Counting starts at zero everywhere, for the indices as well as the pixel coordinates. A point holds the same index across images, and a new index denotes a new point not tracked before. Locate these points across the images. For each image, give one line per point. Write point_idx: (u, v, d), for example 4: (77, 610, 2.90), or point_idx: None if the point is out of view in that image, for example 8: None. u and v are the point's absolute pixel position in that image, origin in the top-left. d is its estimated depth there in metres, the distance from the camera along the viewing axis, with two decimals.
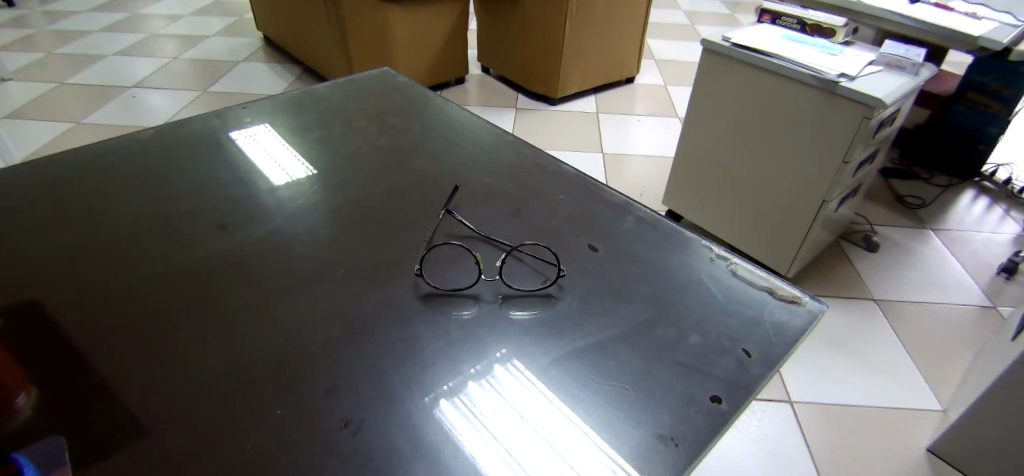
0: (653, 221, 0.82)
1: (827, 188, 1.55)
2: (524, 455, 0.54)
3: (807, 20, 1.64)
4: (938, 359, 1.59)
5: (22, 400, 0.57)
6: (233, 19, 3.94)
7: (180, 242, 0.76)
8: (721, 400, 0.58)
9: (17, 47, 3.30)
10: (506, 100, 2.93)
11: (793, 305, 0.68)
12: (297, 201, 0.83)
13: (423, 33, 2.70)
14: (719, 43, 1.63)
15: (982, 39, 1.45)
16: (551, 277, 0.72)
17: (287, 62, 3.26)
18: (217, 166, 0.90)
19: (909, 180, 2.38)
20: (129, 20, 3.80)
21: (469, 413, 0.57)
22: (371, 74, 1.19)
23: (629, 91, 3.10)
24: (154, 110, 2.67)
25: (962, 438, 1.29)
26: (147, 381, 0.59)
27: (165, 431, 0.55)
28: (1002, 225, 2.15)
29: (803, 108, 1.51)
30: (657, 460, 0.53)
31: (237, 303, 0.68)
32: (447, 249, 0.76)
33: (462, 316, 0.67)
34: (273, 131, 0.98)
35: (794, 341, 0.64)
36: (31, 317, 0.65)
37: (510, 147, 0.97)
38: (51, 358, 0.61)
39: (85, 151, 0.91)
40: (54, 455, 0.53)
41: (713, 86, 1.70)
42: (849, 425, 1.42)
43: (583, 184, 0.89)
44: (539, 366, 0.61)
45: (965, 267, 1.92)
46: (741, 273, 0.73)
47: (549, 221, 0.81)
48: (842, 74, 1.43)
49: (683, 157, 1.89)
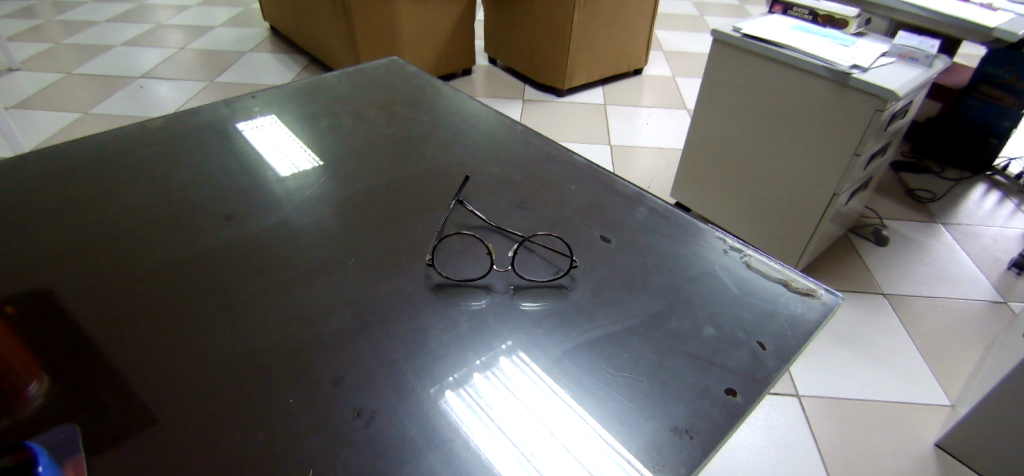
0: (666, 212, 0.81)
1: (838, 181, 1.53)
2: (528, 447, 0.54)
3: (819, 11, 1.63)
4: (947, 353, 1.58)
5: (33, 389, 0.57)
6: (239, 9, 3.93)
7: (187, 233, 0.76)
8: (735, 393, 0.58)
9: (26, 37, 3.32)
10: (512, 91, 2.92)
11: (808, 298, 0.67)
12: (305, 191, 0.83)
13: (428, 24, 2.68)
14: (729, 34, 1.61)
15: (996, 30, 1.43)
16: (563, 269, 0.72)
17: (292, 52, 3.25)
18: (225, 157, 0.90)
19: (919, 173, 2.36)
20: (136, 10, 3.80)
21: (475, 404, 0.57)
22: (380, 63, 1.18)
23: (636, 82, 3.08)
24: (161, 100, 2.67)
25: (969, 435, 1.28)
26: (158, 371, 0.59)
27: (177, 421, 0.55)
28: (1012, 218, 2.13)
29: (816, 101, 1.49)
30: (670, 453, 0.53)
31: (248, 293, 0.68)
32: (458, 238, 0.75)
33: (473, 307, 0.67)
34: (279, 123, 0.97)
35: (809, 334, 0.63)
36: (42, 305, 0.65)
37: (519, 136, 0.97)
38: (63, 347, 0.61)
39: (94, 141, 0.91)
40: (66, 444, 0.53)
41: (726, 76, 1.68)
42: (858, 420, 1.41)
43: (595, 175, 0.88)
44: (550, 358, 0.61)
45: (976, 263, 1.90)
46: (755, 265, 0.72)
47: (560, 213, 0.80)
48: (854, 66, 1.41)
49: (692, 149, 1.88)
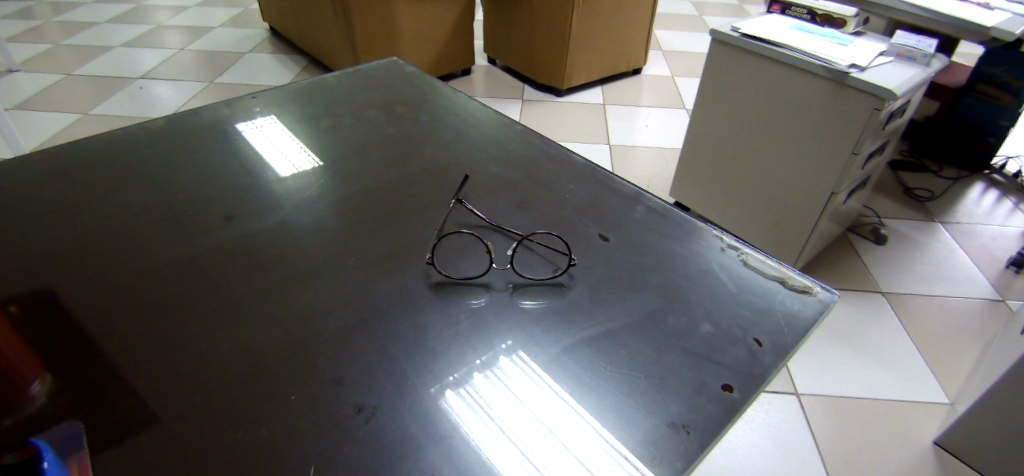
0: (663, 211, 0.81)
1: (836, 180, 1.54)
2: (528, 445, 0.54)
3: (817, 11, 1.64)
4: (946, 352, 1.58)
5: (36, 388, 0.57)
6: (239, 10, 3.93)
7: (189, 233, 0.76)
8: (733, 389, 0.59)
9: (26, 38, 3.32)
10: (512, 91, 2.92)
11: (804, 295, 0.68)
12: (306, 192, 0.84)
13: (427, 24, 2.69)
14: (727, 33, 1.62)
15: (994, 30, 1.43)
16: (562, 267, 0.72)
17: (291, 53, 3.25)
18: (225, 157, 0.90)
19: (917, 172, 2.37)
20: (135, 11, 3.80)
21: (475, 404, 0.57)
22: (380, 64, 1.18)
23: (635, 81, 3.09)
24: (161, 101, 2.68)
25: (967, 432, 1.29)
26: (161, 369, 0.60)
27: (179, 418, 0.55)
28: (1011, 217, 2.14)
29: (814, 99, 1.50)
30: (668, 450, 0.54)
31: (250, 292, 0.68)
32: (458, 237, 0.76)
33: (473, 305, 0.67)
34: (279, 124, 0.98)
35: (805, 331, 0.64)
36: (44, 304, 0.66)
37: (518, 136, 0.97)
38: (65, 346, 0.61)
39: (95, 141, 0.92)
40: (71, 441, 0.53)
41: (724, 76, 1.69)
42: (857, 418, 1.41)
43: (593, 174, 0.88)
44: (549, 356, 0.61)
45: (974, 261, 1.91)
46: (752, 263, 0.73)
47: (560, 212, 0.80)
48: (853, 65, 1.41)
49: (692, 149, 1.88)
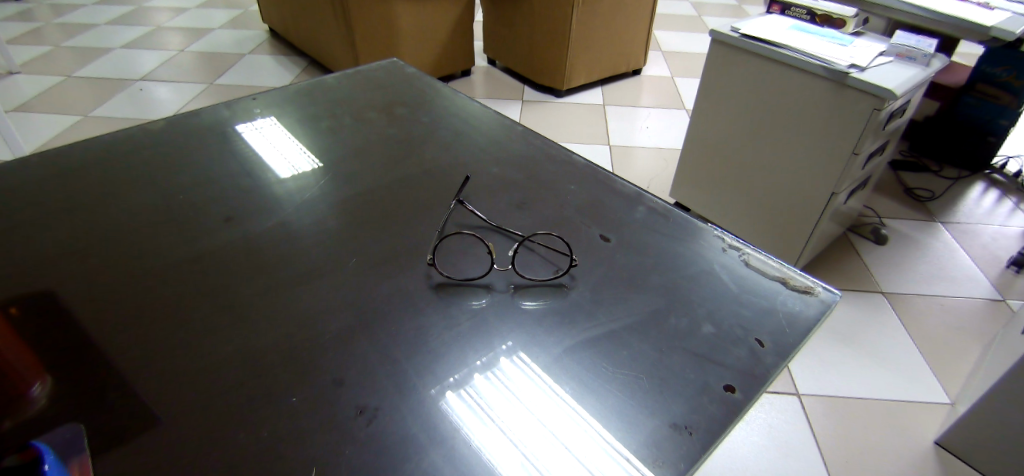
0: (664, 211, 0.81)
1: (836, 180, 1.54)
2: (529, 446, 0.54)
3: (816, 11, 1.64)
4: (947, 352, 1.58)
5: (37, 390, 0.57)
6: (238, 12, 3.93)
7: (189, 234, 0.76)
8: (734, 390, 0.58)
9: (25, 40, 3.32)
10: (511, 92, 2.92)
11: (805, 296, 0.68)
12: (306, 193, 0.83)
13: (427, 25, 2.69)
14: (727, 34, 1.62)
15: (994, 29, 1.43)
16: (563, 268, 0.72)
17: (291, 54, 3.25)
18: (226, 159, 0.90)
19: (917, 172, 2.37)
20: (135, 13, 3.80)
21: (476, 405, 0.57)
22: (380, 65, 1.18)
23: (635, 82, 3.09)
24: (160, 102, 2.68)
25: (968, 432, 1.29)
26: (161, 371, 0.59)
27: (180, 420, 0.55)
28: (1011, 216, 2.14)
29: (814, 99, 1.50)
30: (669, 450, 0.54)
31: (250, 293, 0.68)
32: (458, 238, 0.76)
33: (473, 306, 0.67)
34: (279, 125, 0.98)
35: (806, 331, 0.64)
36: (45, 307, 0.65)
37: (518, 136, 0.97)
38: (65, 348, 0.61)
39: (95, 143, 0.92)
40: (72, 444, 0.53)
41: (724, 76, 1.69)
42: (858, 418, 1.41)
43: (594, 175, 0.88)
44: (550, 357, 0.61)
45: (974, 261, 1.91)
46: (753, 263, 0.72)
47: (560, 212, 0.80)
48: (853, 65, 1.41)
49: (692, 149, 1.88)
